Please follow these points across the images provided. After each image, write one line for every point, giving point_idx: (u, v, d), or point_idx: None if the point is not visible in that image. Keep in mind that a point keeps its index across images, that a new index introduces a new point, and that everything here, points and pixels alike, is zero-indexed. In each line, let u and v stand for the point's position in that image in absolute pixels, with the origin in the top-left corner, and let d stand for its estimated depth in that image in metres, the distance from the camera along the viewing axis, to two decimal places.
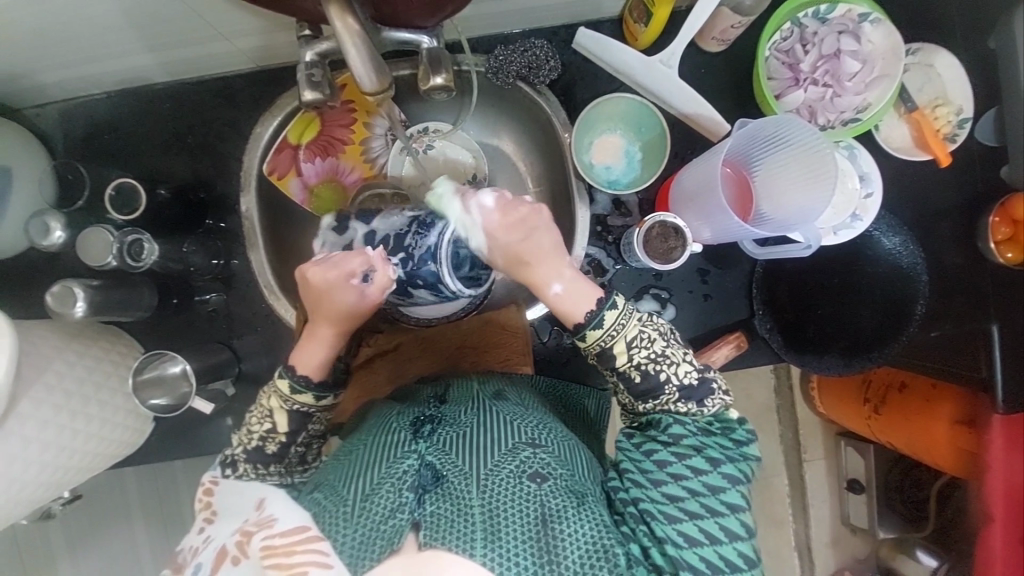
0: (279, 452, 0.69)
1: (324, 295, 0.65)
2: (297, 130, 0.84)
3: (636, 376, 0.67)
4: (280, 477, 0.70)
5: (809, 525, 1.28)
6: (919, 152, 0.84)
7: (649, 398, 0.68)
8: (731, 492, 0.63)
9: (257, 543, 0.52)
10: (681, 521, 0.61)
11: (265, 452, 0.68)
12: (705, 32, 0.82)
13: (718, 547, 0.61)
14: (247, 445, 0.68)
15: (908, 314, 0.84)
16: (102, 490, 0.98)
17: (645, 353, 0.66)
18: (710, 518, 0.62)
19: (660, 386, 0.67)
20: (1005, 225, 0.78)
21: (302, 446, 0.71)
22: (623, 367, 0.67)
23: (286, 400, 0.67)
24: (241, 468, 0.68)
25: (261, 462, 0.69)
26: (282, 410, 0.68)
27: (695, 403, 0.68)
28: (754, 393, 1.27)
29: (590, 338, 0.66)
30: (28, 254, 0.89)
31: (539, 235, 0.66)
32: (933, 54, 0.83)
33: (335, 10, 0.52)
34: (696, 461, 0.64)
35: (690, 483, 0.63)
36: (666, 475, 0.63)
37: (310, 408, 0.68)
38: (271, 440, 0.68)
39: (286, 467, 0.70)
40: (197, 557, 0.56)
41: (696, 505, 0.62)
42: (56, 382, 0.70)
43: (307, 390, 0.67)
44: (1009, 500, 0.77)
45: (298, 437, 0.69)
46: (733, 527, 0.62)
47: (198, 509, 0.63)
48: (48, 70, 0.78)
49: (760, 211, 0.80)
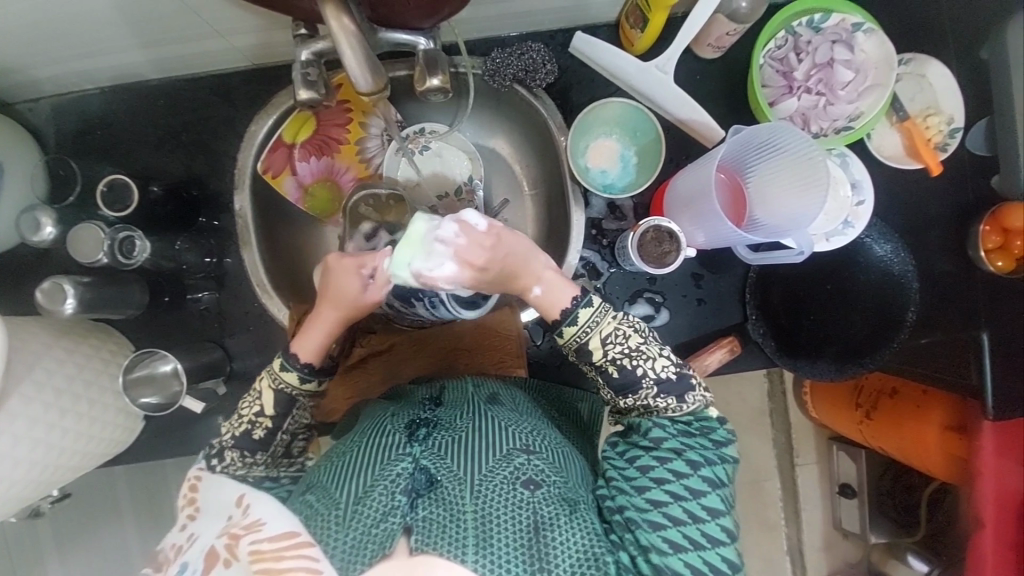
0: (267, 439, 0.68)
1: (333, 280, 0.67)
2: (292, 130, 0.84)
3: (613, 372, 0.68)
4: (267, 468, 0.69)
5: (800, 528, 1.28)
6: (910, 161, 0.86)
7: (628, 394, 0.68)
8: (711, 495, 0.64)
9: (245, 546, 0.52)
10: (665, 528, 0.61)
11: (252, 438, 0.67)
12: (700, 37, 0.82)
13: (702, 552, 0.61)
14: (236, 431, 0.67)
15: (898, 321, 0.84)
16: (92, 489, 0.98)
17: (621, 348, 0.67)
18: (693, 524, 0.62)
19: (638, 381, 0.68)
20: (996, 234, 0.78)
21: (288, 437, 0.70)
22: (600, 362, 0.68)
23: (276, 379, 0.67)
24: (228, 457, 0.67)
25: (249, 450, 0.68)
26: (270, 390, 0.68)
27: (675, 398, 0.68)
28: (747, 397, 1.27)
29: (567, 335, 0.67)
30: (20, 251, 0.89)
31: (513, 256, 0.65)
32: (925, 64, 0.84)
33: (331, 9, 0.52)
34: (677, 464, 0.64)
35: (673, 487, 0.63)
36: (650, 480, 0.64)
37: (295, 392, 0.68)
38: (259, 425, 0.67)
39: (272, 460, 0.70)
40: (181, 556, 0.56)
41: (679, 511, 0.62)
42: (46, 379, 0.70)
43: (294, 369, 0.67)
44: (1000, 503, 0.78)
45: (285, 422, 0.69)
46: (716, 533, 0.62)
47: (182, 505, 0.62)
48: (42, 66, 0.78)
49: (754, 216, 0.80)
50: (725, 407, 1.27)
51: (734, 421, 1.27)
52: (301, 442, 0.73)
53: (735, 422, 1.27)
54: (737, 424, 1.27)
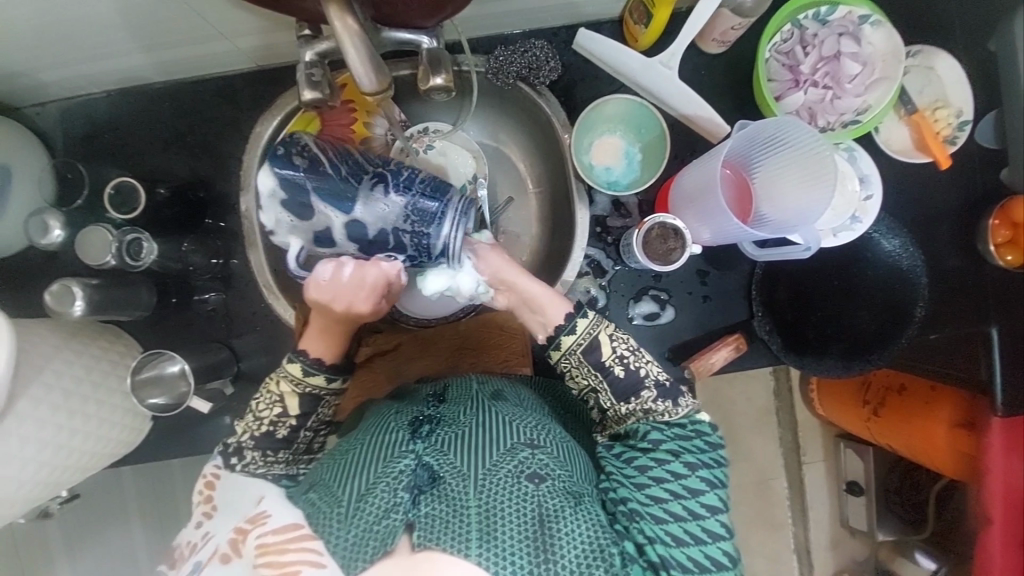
0: (289, 437, 0.68)
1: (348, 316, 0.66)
2: (295, 129, 0.81)
3: (619, 372, 0.68)
4: (286, 466, 0.69)
5: (808, 526, 1.28)
6: (919, 155, 0.85)
7: (631, 398, 0.68)
8: (710, 493, 0.63)
9: (251, 541, 0.56)
10: (667, 522, 0.61)
11: (275, 437, 0.67)
12: (705, 33, 0.82)
13: (703, 547, 0.61)
14: (255, 432, 0.67)
15: (908, 316, 0.83)
16: (100, 490, 0.98)
17: (627, 346, 0.68)
18: (694, 521, 0.62)
19: (641, 383, 0.68)
20: (1005, 228, 0.77)
21: (310, 434, 0.70)
22: (608, 359, 0.68)
23: (299, 383, 0.66)
24: (248, 456, 0.67)
25: (271, 449, 0.67)
26: (293, 394, 0.67)
27: (671, 402, 0.68)
28: (754, 395, 1.27)
29: (579, 329, 0.68)
30: (27, 253, 0.89)
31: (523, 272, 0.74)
32: (933, 57, 0.83)
33: (334, 9, 0.52)
34: (675, 466, 0.64)
35: (672, 486, 0.63)
36: (649, 479, 0.63)
37: (322, 392, 0.68)
38: (282, 425, 0.67)
39: (294, 457, 0.69)
40: (196, 554, 0.60)
41: (679, 507, 0.62)
42: (55, 380, 0.69)
43: (321, 372, 0.67)
44: (1009, 501, 0.77)
45: (309, 421, 0.68)
46: (716, 528, 0.62)
47: (199, 502, 0.65)
48: (48, 69, 0.78)
49: (760, 212, 0.80)
50: (732, 405, 1.26)
51: (742, 419, 1.27)
52: (322, 438, 0.73)
53: (743, 421, 1.27)
54: (744, 422, 1.27)
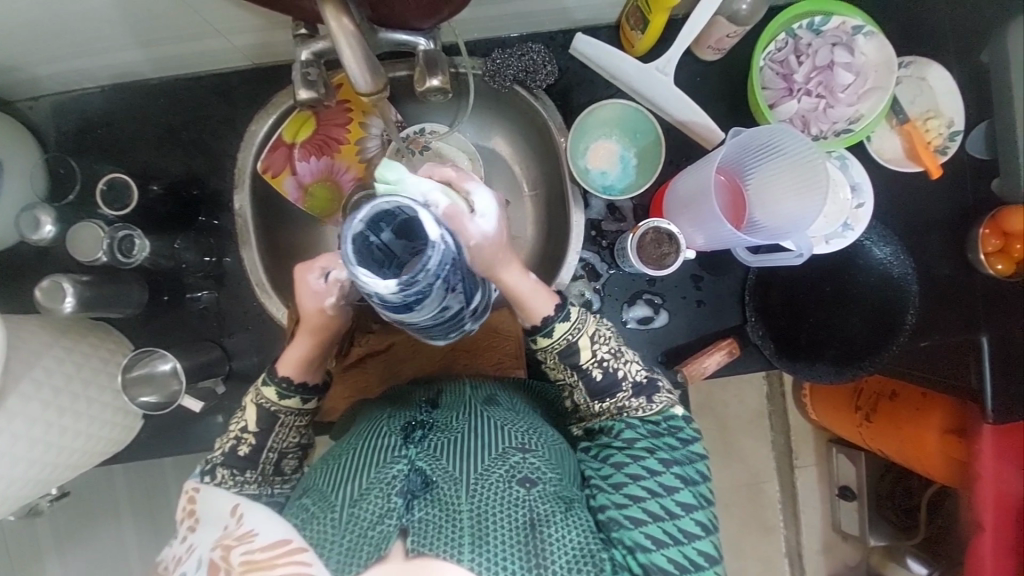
0: (253, 456, 0.68)
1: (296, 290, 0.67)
2: (292, 129, 0.85)
3: (597, 373, 0.69)
4: (258, 487, 0.68)
5: (799, 530, 1.28)
6: (910, 164, 0.85)
7: (606, 397, 0.70)
8: (684, 491, 0.64)
9: (236, 557, 0.52)
10: (645, 523, 0.61)
11: (239, 455, 0.67)
12: (700, 40, 0.82)
13: (681, 548, 0.61)
14: (223, 448, 0.67)
15: (897, 325, 0.84)
16: (90, 487, 0.98)
17: (606, 349, 0.69)
18: (670, 521, 0.62)
19: (618, 384, 0.69)
20: (996, 237, 0.79)
21: (276, 454, 0.70)
22: (586, 363, 0.69)
23: (258, 393, 0.69)
24: (219, 475, 0.66)
25: (238, 469, 0.67)
26: (254, 405, 0.69)
27: (645, 399, 0.69)
28: (746, 398, 1.27)
29: (556, 332, 0.68)
30: (19, 249, 0.89)
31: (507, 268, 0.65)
32: (926, 67, 0.84)
33: (330, 10, 0.52)
34: (650, 463, 0.65)
35: (648, 483, 0.63)
36: (625, 476, 0.64)
37: (278, 408, 0.68)
38: (244, 441, 0.68)
39: (264, 478, 0.69)
40: (181, 567, 0.55)
41: (656, 506, 0.62)
42: (45, 377, 0.70)
43: (274, 382, 0.68)
44: (999, 507, 0.77)
45: (269, 438, 0.68)
46: (692, 528, 0.62)
47: (181, 518, 0.60)
48: (42, 64, 0.78)
49: (752, 217, 0.80)
50: (724, 408, 1.27)
51: (734, 421, 1.27)
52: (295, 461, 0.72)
53: (735, 423, 1.28)
54: (737, 425, 1.28)
